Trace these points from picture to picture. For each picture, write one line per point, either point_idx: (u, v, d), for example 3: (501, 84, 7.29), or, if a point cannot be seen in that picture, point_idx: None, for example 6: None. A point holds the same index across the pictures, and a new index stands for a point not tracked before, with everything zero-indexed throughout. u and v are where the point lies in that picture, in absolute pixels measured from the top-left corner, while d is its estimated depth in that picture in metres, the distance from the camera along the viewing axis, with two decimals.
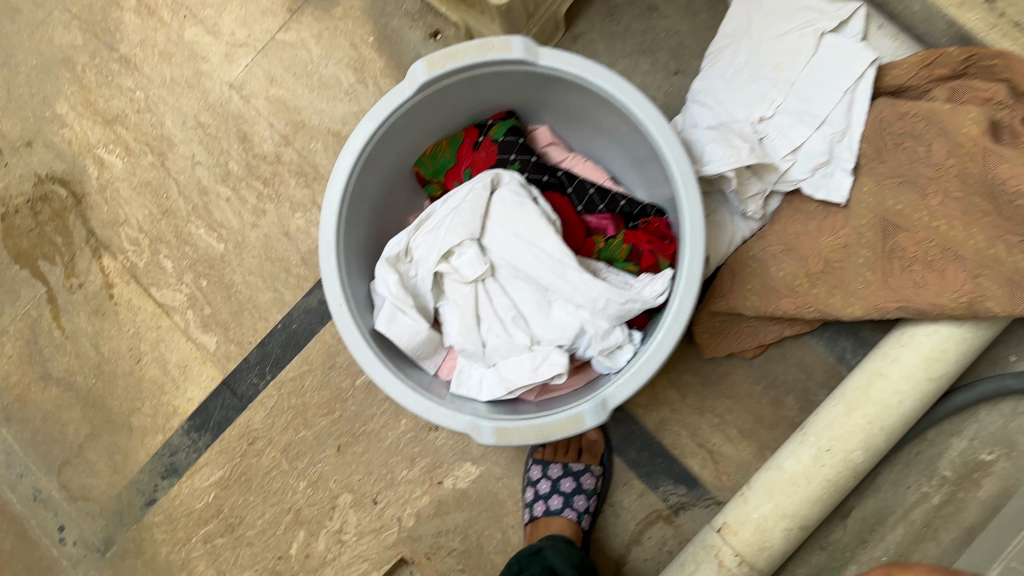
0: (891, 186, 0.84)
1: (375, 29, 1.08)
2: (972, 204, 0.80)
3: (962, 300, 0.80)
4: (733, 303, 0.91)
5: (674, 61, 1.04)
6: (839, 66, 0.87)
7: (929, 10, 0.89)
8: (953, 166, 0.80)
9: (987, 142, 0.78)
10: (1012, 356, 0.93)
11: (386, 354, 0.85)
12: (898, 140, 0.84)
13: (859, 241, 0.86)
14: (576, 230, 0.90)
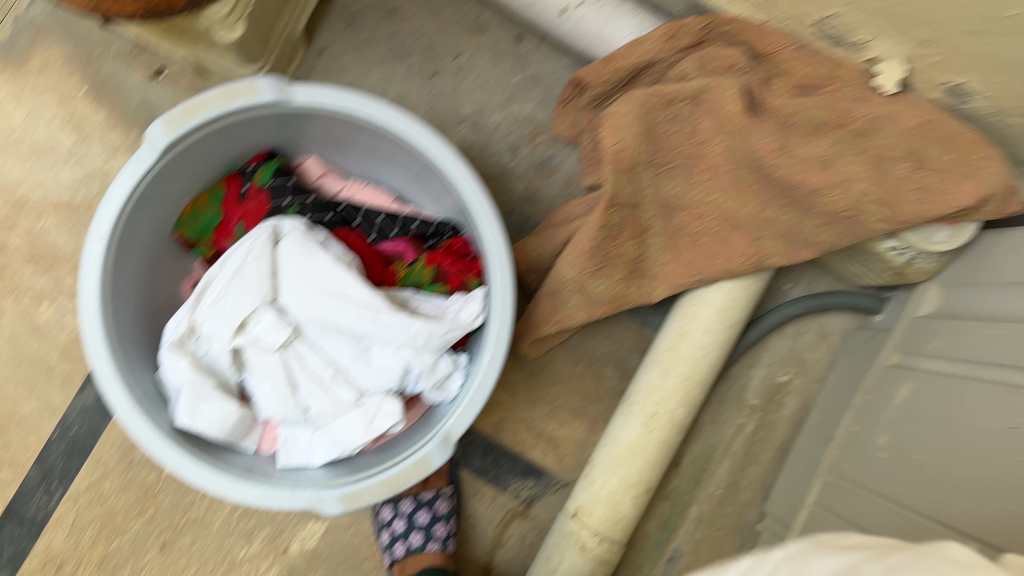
0: (664, 173, 0.88)
1: (86, 80, 0.95)
2: (738, 176, 0.85)
3: (749, 264, 0.86)
4: (562, 323, 0.91)
5: (429, 63, 0.96)
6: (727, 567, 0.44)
7: None
8: (718, 143, 0.85)
9: (747, 119, 0.83)
10: (786, 285, 1.01)
11: (202, 449, 0.76)
12: (665, 127, 0.87)
13: (650, 228, 0.90)
14: (373, 262, 0.85)
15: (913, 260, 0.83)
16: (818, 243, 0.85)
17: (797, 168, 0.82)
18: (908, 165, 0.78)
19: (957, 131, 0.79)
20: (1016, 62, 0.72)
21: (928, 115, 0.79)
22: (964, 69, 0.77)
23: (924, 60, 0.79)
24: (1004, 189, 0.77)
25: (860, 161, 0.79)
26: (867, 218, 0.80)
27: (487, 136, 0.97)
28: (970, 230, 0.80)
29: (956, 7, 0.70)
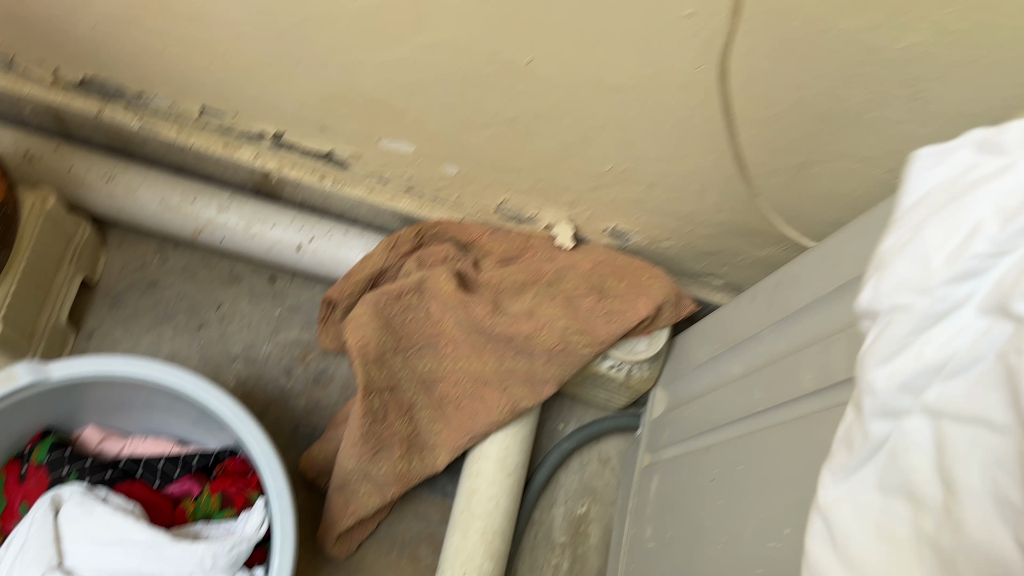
0: (413, 355, 1.00)
1: None
2: (474, 341, 0.98)
3: (505, 412, 0.98)
4: (358, 513, 0.98)
5: (194, 317, 1.11)
6: (865, 413, 0.43)
7: (375, 210, 1.07)
8: (449, 319, 0.99)
9: (461, 293, 0.98)
10: (560, 424, 1.14)
11: None
12: (402, 316, 0.99)
13: (415, 406, 1.00)
14: (162, 505, 0.92)
15: (631, 371, 0.99)
16: (550, 377, 0.98)
17: (512, 322, 0.97)
18: (591, 297, 0.95)
19: (623, 262, 0.98)
20: (635, 201, 0.91)
21: (601, 257, 0.99)
22: (610, 216, 0.97)
23: (581, 216, 0.98)
24: (671, 296, 0.95)
25: (556, 303, 0.96)
26: (576, 345, 0.95)
27: (261, 365, 1.10)
28: (663, 335, 0.98)
29: (576, 174, 0.90)
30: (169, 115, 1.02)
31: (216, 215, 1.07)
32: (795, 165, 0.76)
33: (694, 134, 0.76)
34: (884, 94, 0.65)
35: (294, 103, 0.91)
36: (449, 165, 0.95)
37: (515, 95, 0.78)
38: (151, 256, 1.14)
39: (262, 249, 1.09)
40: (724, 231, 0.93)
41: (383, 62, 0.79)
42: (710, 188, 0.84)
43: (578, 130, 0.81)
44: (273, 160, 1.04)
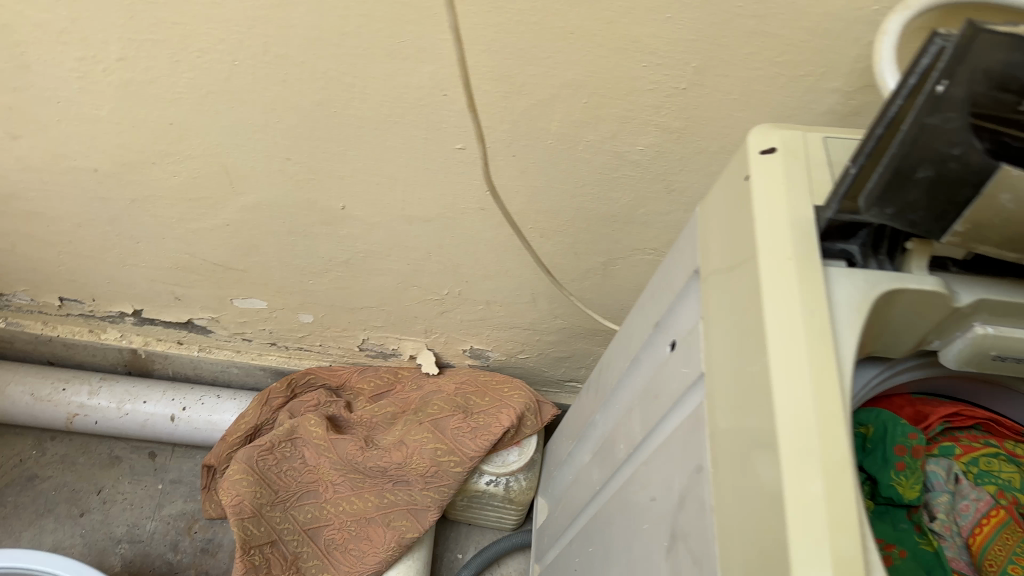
0: (294, 506, 1.00)
1: None
2: (352, 480, 1.00)
3: (393, 546, 0.98)
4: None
5: (75, 506, 1.11)
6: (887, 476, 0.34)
7: (246, 369, 1.12)
8: (325, 462, 1.00)
9: (331, 435, 1.01)
10: (459, 554, 1.15)
11: None
12: (277, 468, 1.00)
13: (303, 558, 0.99)
14: None
15: (508, 484, 1.02)
16: (431, 503, 0.99)
17: (382, 453, 0.98)
18: (456, 417, 0.99)
19: (485, 379, 1.04)
20: (480, 319, 0.97)
21: (464, 377, 1.04)
22: (463, 339, 1.02)
23: (438, 342, 1.03)
24: (531, 404, 1.01)
25: (423, 428, 0.98)
26: (447, 466, 0.96)
27: (146, 543, 1.09)
28: (531, 443, 1.02)
29: (421, 304, 0.95)
30: (32, 310, 1.06)
31: (87, 399, 1.09)
32: (600, 264, 0.85)
33: (507, 248, 0.83)
34: (645, 191, 0.74)
35: (146, 279, 0.97)
36: (303, 314, 1.00)
37: (341, 238, 0.84)
38: (29, 450, 1.15)
39: (136, 426, 1.11)
40: (567, 336, 0.99)
41: (216, 228, 0.85)
42: (540, 296, 0.91)
43: (407, 262, 0.87)
44: (139, 337, 1.10)
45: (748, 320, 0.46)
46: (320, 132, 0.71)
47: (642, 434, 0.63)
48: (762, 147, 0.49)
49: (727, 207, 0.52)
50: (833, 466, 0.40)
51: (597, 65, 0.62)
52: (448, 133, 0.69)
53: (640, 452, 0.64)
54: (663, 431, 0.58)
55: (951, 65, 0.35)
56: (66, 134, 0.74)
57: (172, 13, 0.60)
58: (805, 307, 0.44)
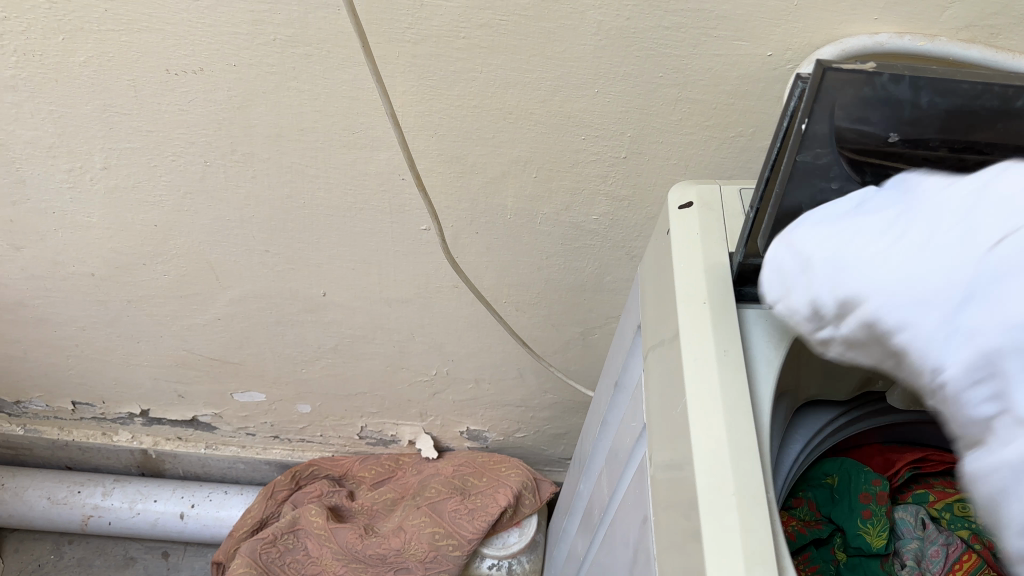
0: None
1: None
2: (354, 570, 0.98)
3: None
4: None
5: None
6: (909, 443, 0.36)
7: (252, 464, 1.15)
8: (327, 553, 0.99)
9: (331, 524, 1.01)
10: None
11: None
12: (281, 560, 0.99)
13: None
14: None
15: (512, 566, 1.01)
16: None
17: (382, 539, 0.98)
18: (454, 499, 0.99)
19: (483, 460, 1.05)
20: (472, 399, 0.99)
21: (462, 459, 1.05)
22: (459, 420, 1.03)
23: (435, 425, 1.05)
24: (528, 482, 1.01)
25: (421, 512, 0.98)
26: (446, 550, 0.96)
27: None
28: (531, 523, 1.01)
29: (413, 386, 0.97)
30: (47, 415, 1.10)
31: (101, 500, 1.12)
32: (579, 334, 0.86)
33: (485, 324, 0.85)
34: (608, 259, 0.76)
35: (150, 377, 1.00)
36: (301, 404, 1.03)
37: (327, 323, 0.87)
38: (46, 554, 1.16)
39: (147, 525, 1.12)
40: (560, 411, 0.99)
41: (209, 322, 0.89)
42: (526, 371, 0.92)
43: (392, 344, 0.90)
44: (148, 437, 1.13)
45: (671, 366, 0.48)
46: (293, 223, 0.75)
47: (608, 492, 0.63)
48: (680, 203, 0.52)
49: (657, 263, 0.54)
50: (747, 499, 0.40)
51: (540, 142, 0.65)
52: (413, 216, 0.72)
53: (607, 511, 0.64)
54: (621, 486, 0.59)
55: (811, 104, 0.37)
56: (61, 241, 0.79)
57: (147, 121, 0.66)
58: (719, 348, 0.45)
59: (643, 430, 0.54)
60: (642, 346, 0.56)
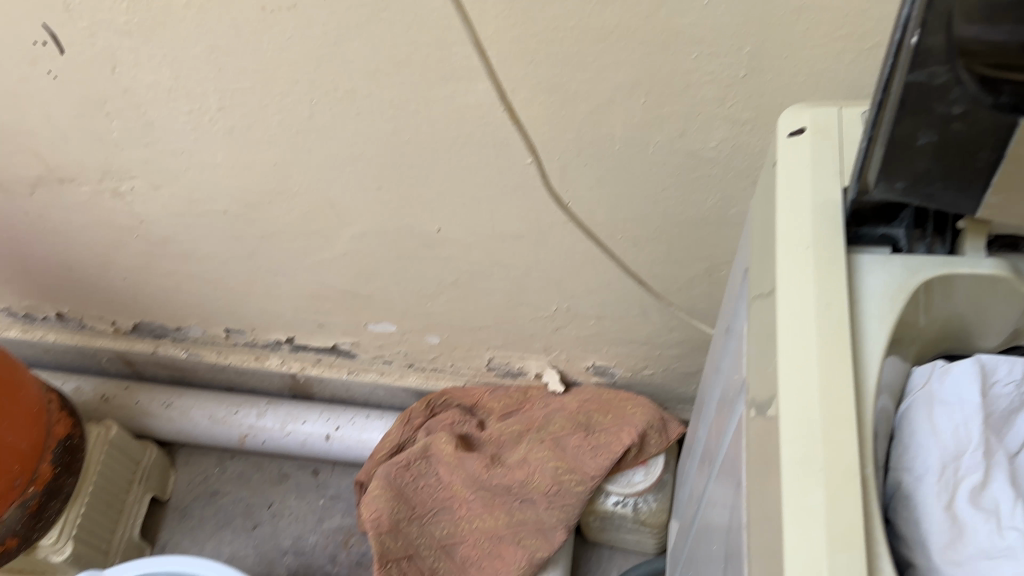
0: (429, 521, 1.03)
1: None
2: (483, 497, 1.01)
3: (522, 565, 0.98)
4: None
5: (250, 518, 1.23)
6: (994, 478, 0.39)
7: (390, 390, 1.19)
8: (456, 480, 1.02)
9: (460, 452, 1.03)
10: None
11: None
12: (413, 485, 1.03)
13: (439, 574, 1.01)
14: None
15: (637, 505, 0.99)
16: (557, 522, 0.98)
17: (507, 470, 1.00)
18: (577, 435, 0.98)
19: (608, 396, 1.02)
20: (596, 334, 0.96)
21: (588, 394, 1.03)
22: (585, 355, 1.01)
23: (560, 360, 1.03)
24: (654, 421, 0.97)
25: (544, 447, 0.99)
26: (569, 485, 0.97)
27: (309, 555, 1.19)
28: (658, 464, 0.98)
29: (534, 320, 0.95)
30: (207, 341, 1.18)
31: (255, 420, 1.20)
32: (705, 271, 0.81)
33: (602, 260, 0.82)
34: (732, 189, 0.70)
35: (290, 308, 1.05)
36: (430, 335, 1.05)
37: (444, 258, 0.87)
38: (212, 468, 1.28)
39: (298, 445, 1.20)
40: (689, 350, 0.95)
41: (336, 257, 0.91)
42: (650, 308, 0.88)
43: (510, 280, 0.89)
44: (296, 362, 1.18)
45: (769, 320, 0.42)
46: (400, 160, 0.74)
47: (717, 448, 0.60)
48: (791, 129, 0.46)
49: (766, 201, 0.48)
50: (836, 478, 0.35)
51: (646, 64, 0.60)
52: (517, 149, 0.69)
53: (716, 467, 0.60)
54: (725, 443, 0.55)
55: (923, 13, 0.30)
56: (194, 179, 0.83)
57: (251, 62, 0.66)
58: (819, 301, 0.39)
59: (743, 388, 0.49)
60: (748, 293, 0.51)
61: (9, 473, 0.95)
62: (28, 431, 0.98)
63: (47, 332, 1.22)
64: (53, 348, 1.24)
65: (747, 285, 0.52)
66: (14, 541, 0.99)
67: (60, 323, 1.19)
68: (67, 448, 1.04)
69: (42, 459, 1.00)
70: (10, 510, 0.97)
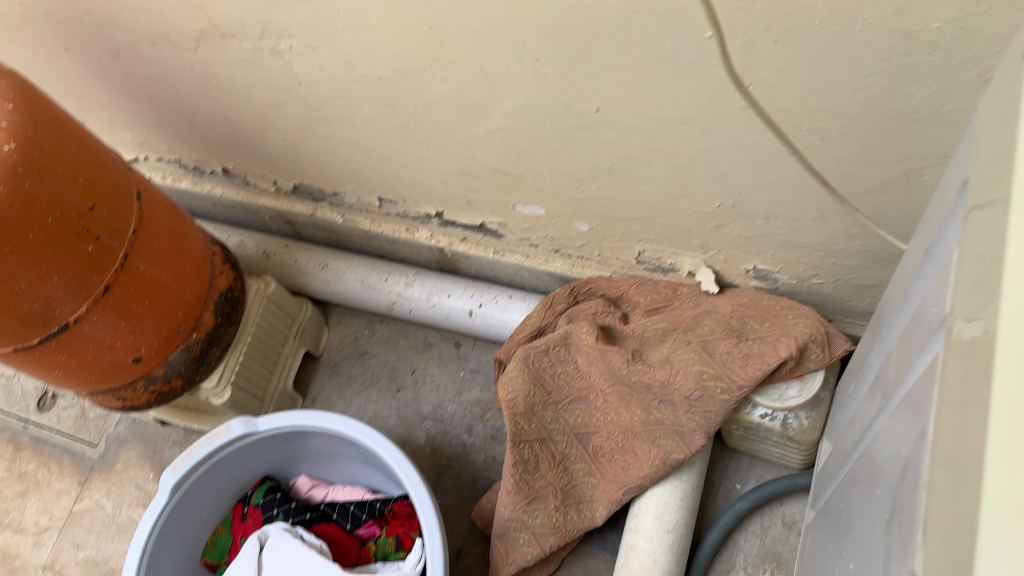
0: (565, 409, 1.02)
1: (152, 466, 1.30)
2: (620, 392, 0.98)
3: (656, 464, 0.96)
4: (517, 563, 1.01)
5: (394, 382, 1.27)
6: None
7: (535, 273, 1.16)
8: (595, 371, 1.00)
9: (601, 344, 1.00)
10: (737, 484, 1.08)
11: None
12: (551, 371, 1.02)
13: (570, 460, 1.01)
14: (350, 545, 1.07)
15: (787, 420, 0.94)
16: (697, 427, 0.94)
17: (649, 367, 0.96)
18: (729, 341, 0.92)
19: (767, 303, 0.94)
20: (761, 236, 0.88)
21: (744, 298, 0.96)
22: (745, 257, 0.93)
23: (718, 260, 0.96)
24: (817, 335, 0.89)
25: (690, 349, 0.93)
26: (713, 392, 0.91)
27: (447, 423, 1.22)
28: (817, 380, 0.91)
29: (693, 214, 0.88)
30: (360, 208, 1.19)
31: (403, 290, 1.21)
32: (901, 174, 0.71)
33: (779, 155, 0.73)
34: (953, 79, 0.59)
35: (440, 183, 1.03)
36: (579, 222, 1.00)
37: (602, 142, 0.81)
38: (362, 330, 1.33)
39: (442, 318, 1.21)
40: (868, 260, 0.85)
41: (488, 133, 0.87)
42: (828, 212, 0.79)
43: (671, 170, 0.82)
44: (445, 237, 1.18)
45: (996, 247, 0.34)
46: (562, 28, 0.67)
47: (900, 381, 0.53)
48: None
49: (1008, 99, 0.38)
50: None
51: None
52: (694, 22, 0.61)
53: (897, 399, 0.53)
54: (910, 380, 0.48)
55: None
56: (349, 42, 0.80)
57: None
58: None
59: (943, 322, 0.42)
60: (963, 211, 0.42)
61: (176, 319, 1.02)
62: (192, 281, 1.04)
63: (215, 186, 1.27)
64: (220, 202, 1.29)
65: (965, 201, 0.43)
66: (178, 380, 1.07)
67: (226, 178, 1.23)
68: (227, 299, 1.10)
69: (207, 309, 1.06)
70: (176, 352, 1.04)
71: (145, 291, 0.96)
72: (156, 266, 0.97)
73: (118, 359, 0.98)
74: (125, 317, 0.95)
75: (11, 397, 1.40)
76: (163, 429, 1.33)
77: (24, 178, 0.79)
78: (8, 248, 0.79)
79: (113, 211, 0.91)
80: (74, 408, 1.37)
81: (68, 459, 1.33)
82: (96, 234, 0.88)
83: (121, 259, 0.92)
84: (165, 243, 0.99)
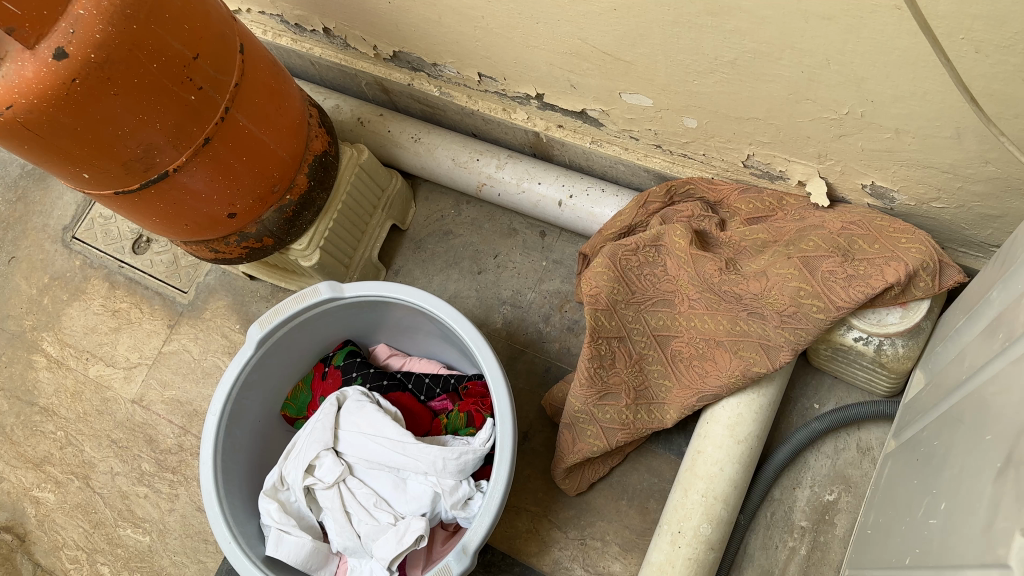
0: (648, 309, 1.00)
1: (238, 318, 1.35)
2: (708, 300, 0.96)
3: (737, 375, 0.93)
4: (582, 453, 1.02)
5: (476, 263, 1.27)
6: None
7: (631, 168, 1.12)
8: (684, 276, 0.97)
9: (694, 250, 0.97)
10: (815, 405, 1.06)
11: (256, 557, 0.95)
12: (637, 271, 1.00)
13: (647, 360, 1.01)
14: (422, 415, 1.10)
15: (881, 347, 0.90)
16: (785, 343, 0.91)
17: (744, 278, 0.93)
18: (833, 259, 0.88)
19: (880, 224, 0.89)
20: (886, 150, 0.82)
21: (855, 217, 0.91)
22: (864, 172, 0.88)
23: (833, 171, 0.91)
24: (929, 263, 0.84)
25: (790, 264, 0.90)
26: (808, 310, 0.88)
27: (525, 310, 1.22)
28: (920, 309, 0.88)
29: (814, 119, 0.83)
30: (458, 82, 1.16)
31: (494, 172, 1.19)
32: None
33: (925, 63, 0.67)
34: None
35: (546, 62, 0.99)
36: (687, 117, 0.95)
37: (730, 33, 0.76)
38: (449, 209, 1.32)
39: (530, 204, 1.19)
40: (1000, 188, 0.79)
41: (605, 12, 0.82)
42: (968, 132, 0.73)
43: (800, 69, 0.76)
44: (542, 121, 1.14)
45: None
46: None
47: None
48: None
49: None
50: None
51: None
52: None
53: None
54: None
55: None
56: None
57: None
58: None
59: None
60: None
61: (271, 178, 1.02)
62: (290, 142, 1.03)
63: (315, 46, 1.25)
64: (319, 63, 1.28)
65: None
66: (270, 239, 1.09)
67: (327, 39, 1.21)
68: (322, 163, 1.09)
69: (301, 170, 1.06)
70: (270, 212, 1.05)
71: (243, 147, 0.96)
72: (254, 123, 0.97)
73: (214, 213, 0.99)
74: (223, 172, 0.95)
75: (108, 237, 1.45)
76: (251, 284, 1.37)
77: (131, 20, 0.79)
78: (113, 91, 0.79)
79: (217, 63, 0.90)
80: (167, 254, 1.42)
81: (159, 303, 1.39)
82: (199, 84, 0.87)
83: (222, 113, 0.91)
84: (264, 100, 0.98)
